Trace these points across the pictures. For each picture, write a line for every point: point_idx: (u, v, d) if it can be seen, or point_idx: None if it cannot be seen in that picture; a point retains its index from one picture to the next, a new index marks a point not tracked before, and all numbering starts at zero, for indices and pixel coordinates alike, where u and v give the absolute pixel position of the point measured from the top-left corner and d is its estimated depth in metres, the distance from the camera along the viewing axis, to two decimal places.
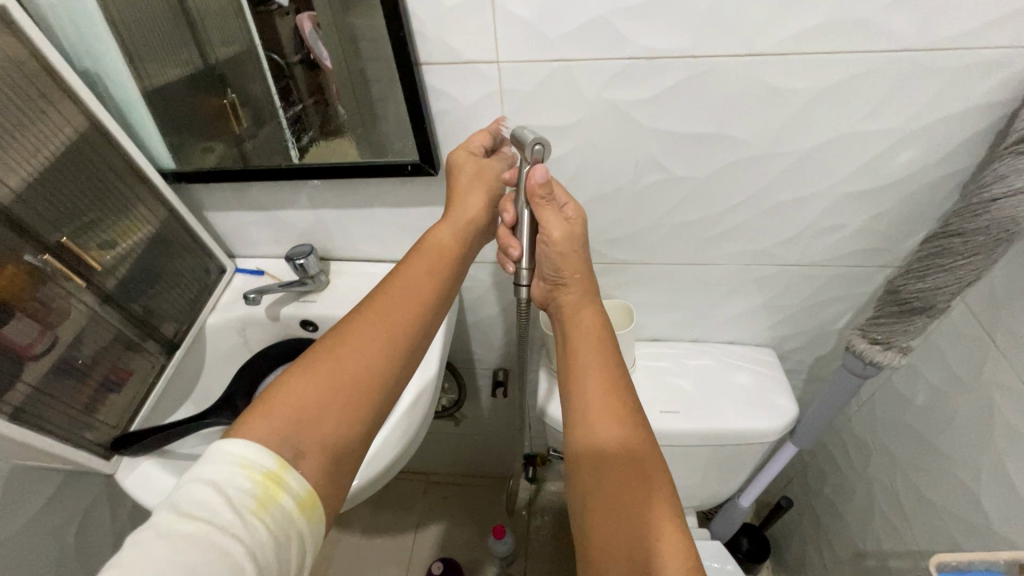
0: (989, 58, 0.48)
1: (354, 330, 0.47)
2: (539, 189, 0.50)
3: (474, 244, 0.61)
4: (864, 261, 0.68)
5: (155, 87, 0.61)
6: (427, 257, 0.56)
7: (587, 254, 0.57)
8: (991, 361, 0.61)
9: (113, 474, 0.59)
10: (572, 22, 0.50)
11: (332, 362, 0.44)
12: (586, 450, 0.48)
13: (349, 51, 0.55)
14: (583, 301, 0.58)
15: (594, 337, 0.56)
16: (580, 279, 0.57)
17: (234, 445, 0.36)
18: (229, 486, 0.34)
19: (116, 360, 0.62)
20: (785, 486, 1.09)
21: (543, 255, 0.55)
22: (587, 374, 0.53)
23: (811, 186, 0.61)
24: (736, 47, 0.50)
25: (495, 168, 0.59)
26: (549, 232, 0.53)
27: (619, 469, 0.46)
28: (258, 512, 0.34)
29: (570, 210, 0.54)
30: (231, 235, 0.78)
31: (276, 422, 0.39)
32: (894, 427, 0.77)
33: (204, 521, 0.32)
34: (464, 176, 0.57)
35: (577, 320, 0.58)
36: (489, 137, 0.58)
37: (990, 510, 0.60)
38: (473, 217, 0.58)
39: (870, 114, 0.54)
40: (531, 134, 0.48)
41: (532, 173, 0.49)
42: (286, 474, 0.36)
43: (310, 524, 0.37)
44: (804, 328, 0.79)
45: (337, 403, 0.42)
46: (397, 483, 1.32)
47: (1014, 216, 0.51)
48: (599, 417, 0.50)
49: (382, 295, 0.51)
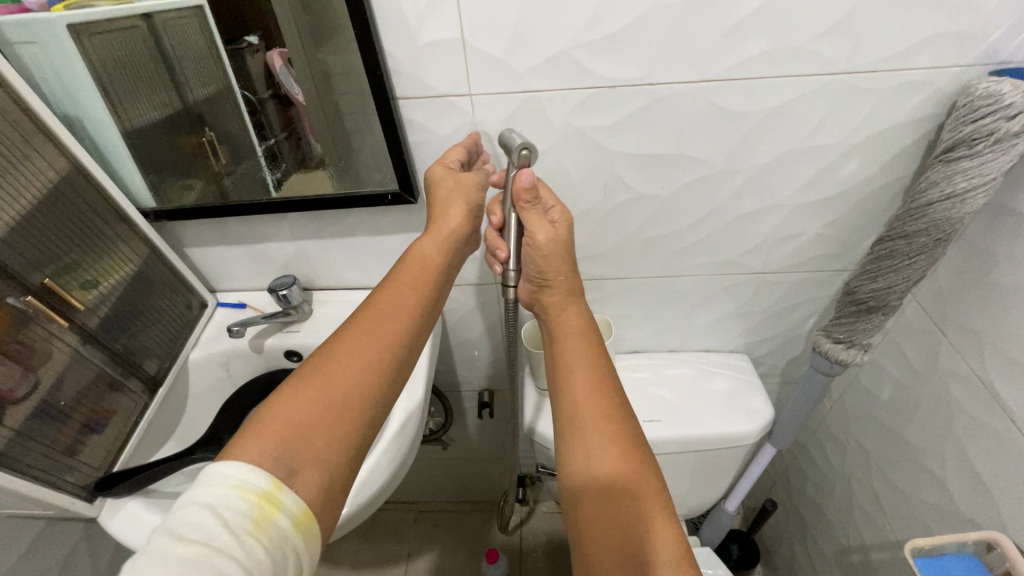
0: (912, 79, 0.54)
1: (341, 347, 0.48)
2: (524, 193, 0.52)
3: (457, 253, 0.61)
4: (823, 266, 0.73)
5: (133, 128, 0.62)
6: (410, 270, 0.56)
7: (570, 255, 0.58)
8: (945, 352, 0.66)
9: (97, 517, 0.58)
10: (539, 56, 0.54)
11: (322, 378, 0.45)
12: (581, 467, 0.49)
13: (324, 89, 0.57)
14: (568, 301, 0.60)
15: (580, 343, 0.57)
16: (564, 281, 0.58)
17: (228, 467, 0.37)
18: (224, 508, 0.35)
19: (98, 400, 0.62)
20: (769, 490, 1.12)
21: (527, 258, 0.57)
22: (578, 389, 0.54)
23: (768, 199, 0.65)
24: (690, 75, 0.55)
25: (472, 180, 0.58)
26: (534, 235, 0.54)
27: (615, 484, 0.47)
28: (254, 532, 0.35)
29: (555, 214, 0.56)
30: (212, 270, 0.78)
31: (268, 441, 0.40)
32: (865, 422, 0.81)
33: (201, 544, 0.33)
34: (443, 190, 0.57)
35: (562, 321, 0.60)
36: (463, 152, 0.59)
37: (957, 494, 0.63)
38: (453, 229, 0.59)
39: (814, 131, 0.59)
40: (519, 139, 0.50)
41: (518, 176, 0.51)
42: (281, 493, 0.37)
43: (305, 541, 0.38)
44: (773, 332, 0.83)
45: (328, 420, 0.43)
46: (386, 514, 1.30)
47: (948, 218, 0.56)
48: (592, 431, 0.50)
49: (368, 310, 0.52)
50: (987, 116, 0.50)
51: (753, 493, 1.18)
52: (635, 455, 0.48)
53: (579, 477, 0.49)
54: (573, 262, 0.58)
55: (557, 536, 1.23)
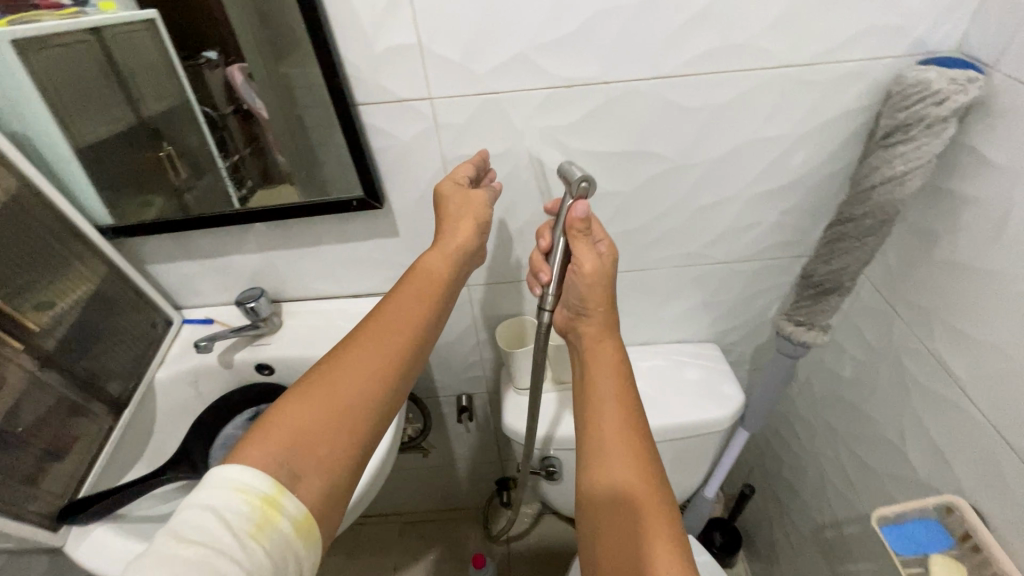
0: (850, 71, 0.57)
1: (346, 356, 0.49)
2: (578, 223, 0.53)
3: (464, 270, 0.61)
4: (782, 253, 0.76)
5: (87, 144, 0.60)
6: (419, 283, 0.56)
7: (612, 289, 0.58)
8: (897, 329, 0.69)
9: (62, 547, 0.56)
10: (496, 58, 0.55)
11: (325, 387, 0.45)
12: (603, 486, 0.50)
13: (285, 100, 0.58)
14: (603, 335, 0.59)
15: (611, 367, 0.58)
16: (602, 314, 0.58)
17: (231, 470, 0.38)
18: (227, 510, 0.36)
19: (60, 425, 0.60)
20: (746, 476, 1.15)
21: (570, 285, 0.57)
22: (605, 410, 0.54)
23: (726, 190, 0.68)
24: (643, 73, 0.57)
25: (481, 197, 0.59)
26: (581, 263, 0.54)
27: (629, 502, 0.48)
28: (255, 534, 0.36)
29: (603, 247, 0.57)
30: (176, 286, 0.76)
31: (271, 449, 0.40)
32: (831, 402, 0.84)
33: (202, 544, 0.34)
34: (452, 206, 0.58)
35: (597, 352, 0.59)
36: (472, 169, 0.60)
37: (916, 462, 0.66)
38: (461, 244, 0.58)
39: (764, 123, 0.61)
40: (578, 172, 0.51)
41: (574, 207, 0.52)
42: (283, 497, 0.38)
43: (305, 547, 0.38)
44: (740, 320, 0.86)
45: (331, 428, 0.43)
46: (369, 528, 1.28)
47: (890, 201, 0.60)
48: (618, 453, 0.51)
49: (373, 321, 0.53)
50: (918, 103, 0.54)
51: (731, 480, 1.21)
52: (654, 486, 0.49)
53: (599, 492, 0.50)
54: (614, 296, 0.58)
55: (544, 537, 1.24)
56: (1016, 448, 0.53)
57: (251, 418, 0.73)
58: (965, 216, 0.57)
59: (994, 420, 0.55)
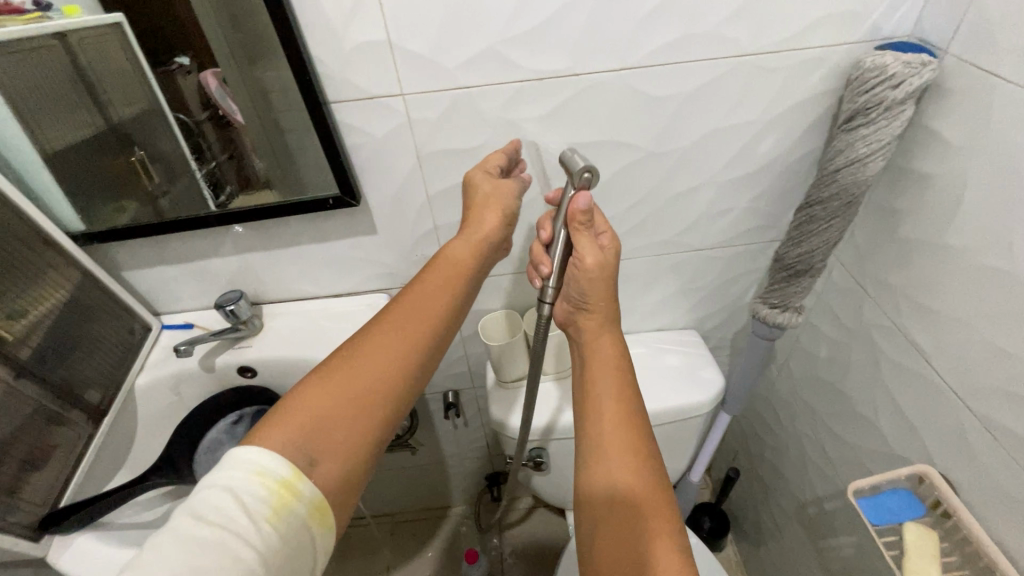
0: (810, 57, 0.59)
1: (368, 343, 0.49)
2: (580, 215, 0.51)
3: (489, 260, 0.61)
4: (755, 238, 0.78)
5: (55, 151, 0.60)
6: (441, 273, 0.57)
7: (614, 283, 0.56)
8: (867, 306, 0.71)
9: (43, 555, 0.56)
10: (465, 52, 0.56)
11: (346, 371, 0.46)
12: (602, 482, 0.48)
13: (259, 103, 0.58)
14: (602, 329, 0.57)
15: (611, 363, 0.56)
16: (604, 308, 0.56)
17: (251, 453, 0.38)
18: (245, 493, 0.36)
19: (38, 435, 0.60)
20: (732, 459, 1.17)
21: (571, 278, 0.54)
22: (603, 402, 0.53)
23: (697, 178, 0.69)
24: (611, 64, 0.58)
25: (509, 186, 0.61)
26: (583, 257, 0.52)
27: (629, 501, 0.46)
28: (272, 519, 0.36)
29: (605, 239, 0.54)
30: (153, 292, 0.76)
31: (291, 430, 0.40)
32: (809, 382, 0.86)
33: (219, 526, 0.34)
34: (479, 194, 0.60)
35: (595, 347, 0.57)
36: (503, 158, 0.61)
37: (889, 435, 0.69)
38: (486, 235, 0.59)
39: (731, 110, 0.63)
40: (581, 161, 0.49)
41: (575, 199, 0.50)
42: (299, 482, 0.38)
43: (319, 530, 0.39)
44: (718, 305, 0.88)
45: (351, 413, 0.44)
46: (361, 530, 1.28)
47: (854, 182, 0.62)
48: (618, 449, 0.49)
49: (397, 308, 0.53)
50: (875, 87, 0.56)
51: (717, 465, 1.23)
52: (656, 484, 0.47)
53: (598, 491, 0.48)
54: (615, 290, 0.56)
55: (536, 529, 1.25)
56: (980, 416, 0.55)
57: (235, 421, 0.74)
58: (925, 195, 0.59)
59: (959, 389, 0.57)
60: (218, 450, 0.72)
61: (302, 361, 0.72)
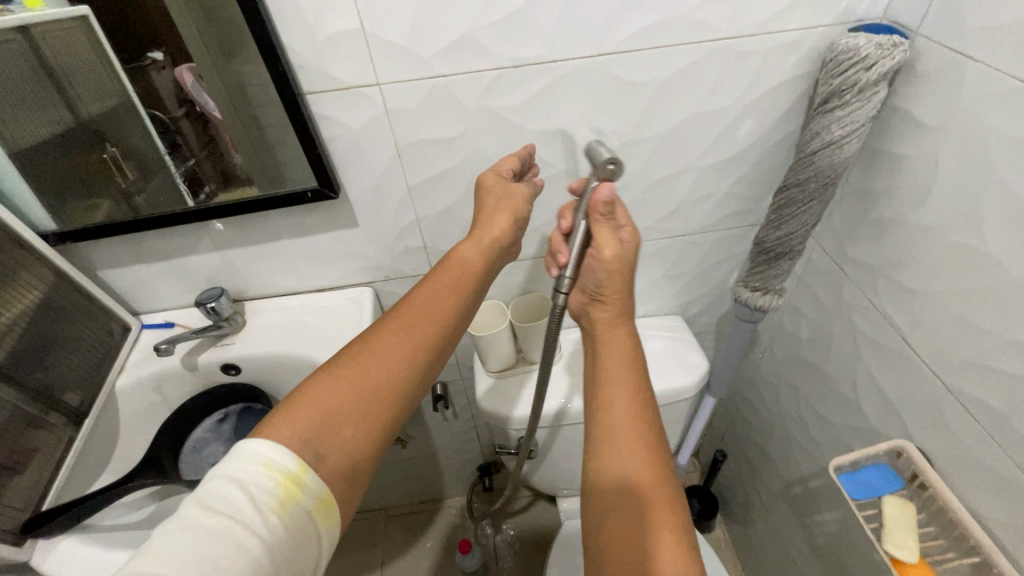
0: (785, 41, 0.59)
1: (377, 340, 0.49)
2: (602, 206, 0.51)
3: (496, 262, 0.60)
4: (736, 223, 0.78)
5: (23, 148, 0.58)
6: (451, 272, 0.56)
7: (632, 278, 0.56)
8: (846, 286, 0.72)
9: (28, 559, 0.56)
10: (440, 40, 0.55)
11: (356, 368, 0.46)
12: (612, 480, 0.47)
13: (236, 97, 0.57)
14: (617, 322, 0.56)
15: (624, 365, 0.54)
16: (619, 300, 0.56)
17: (260, 446, 0.38)
18: (252, 484, 0.36)
19: (17, 440, 0.59)
20: (719, 441, 1.19)
21: (587, 269, 0.55)
22: (616, 401, 0.51)
23: (677, 163, 0.69)
24: (588, 50, 0.58)
25: (521, 191, 0.60)
26: (601, 249, 0.52)
27: (636, 498, 0.46)
28: (278, 510, 0.36)
29: (626, 233, 0.54)
30: (131, 292, 0.74)
31: (298, 426, 0.40)
32: (791, 363, 0.87)
33: (226, 516, 0.34)
34: (492, 197, 0.59)
35: (608, 340, 0.56)
36: (517, 162, 0.61)
37: (870, 413, 0.70)
38: (497, 236, 0.58)
39: (709, 95, 0.63)
40: (606, 152, 0.48)
41: (599, 190, 0.50)
42: (306, 474, 0.38)
43: (325, 524, 0.38)
44: (701, 291, 0.89)
45: (358, 409, 0.44)
46: (353, 525, 1.28)
47: (831, 164, 0.63)
48: (626, 448, 0.48)
49: (409, 306, 0.53)
50: (850, 69, 0.56)
51: (705, 447, 1.25)
52: (662, 485, 0.47)
53: (604, 484, 0.48)
54: (633, 285, 0.56)
55: (528, 518, 1.26)
56: (955, 389, 0.57)
57: (221, 420, 0.76)
58: (899, 176, 0.60)
59: (934, 365, 0.59)
60: (206, 448, 0.73)
61: (286, 356, 0.72)
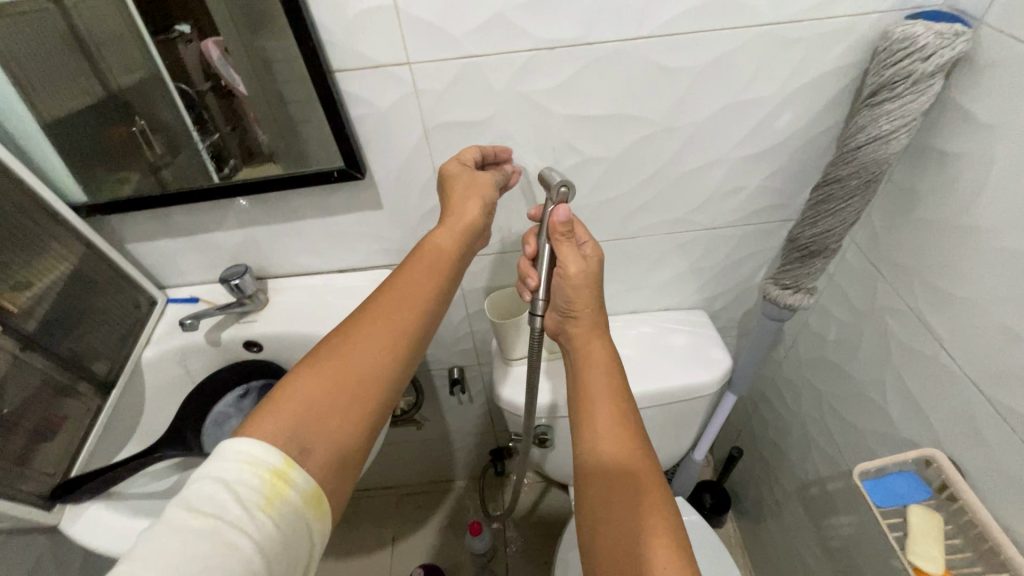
0: (834, 27, 0.56)
1: (358, 330, 0.49)
2: (560, 227, 0.54)
3: (470, 249, 0.61)
4: (767, 218, 0.76)
5: (54, 120, 0.58)
6: (425, 262, 0.56)
7: (600, 290, 0.57)
8: (881, 288, 0.70)
9: (57, 525, 0.57)
10: (473, 20, 0.54)
11: (336, 361, 0.46)
12: (599, 472, 0.48)
13: (263, 74, 0.56)
14: (594, 334, 0.57)
15: (603, 373, 0.54)
16: (591, 314, 0.57)
17: (241, 444, 0.37)
18: (237, 483, 0.36)
19: (47, 407, 0.61)
20: (735, 438, 1.17)
21: (557, 288, 0.56)
22: (595, 405, 0.52)
23: (711, 154, 0.67)
24: (624, 33, 0.55)
25: (487, 178, 0.60)
26: (566, 267, 0.54)
27: (621, 480, 0.47)
28: (265, 507, 0.35)
29: (587, 248, 0.56)
30: (158, 266, 0.75)
31: (281, 423, 0.40)
32: (816, 364, 0.85)
33: (213, 516, 0.33)
34: (459, 185, 0.59)
35: (587, 354, 0.56)
36: (477, 152, 0.62)
37: (897, 419, 0.68)
38: (470, 223, 0.58)
39: (749, 83, 0.60)
40: (558, 176, 0.53)
41: (556, 212, 0.53)
42: (292, 470, 0.37)
43: (315, 518, 0.38)
44: (727, 286, 0.86)
45: (343, 399, 0.44)
46: (366, 502, 1.31)
47: (875, 160, 0.60)
48: (607, 440, 0.49)
49: (386, 295, 0.52)
50: (903, 59, 0.53)
51: (720, 443, 1.24)
52: (645, 471, 0.47)
53: (593, 477, 0.48)
54: (601, 296, 0.57)
55: (538, 505, 1.27)
56: (994, 401, 0.54)
57: (242, 395, 0.74)
58: (948, 175, 0.57)
59: (972, 374, 0.56)
60: (227, 424, 0.71)
61: (306, 335, 0.72)
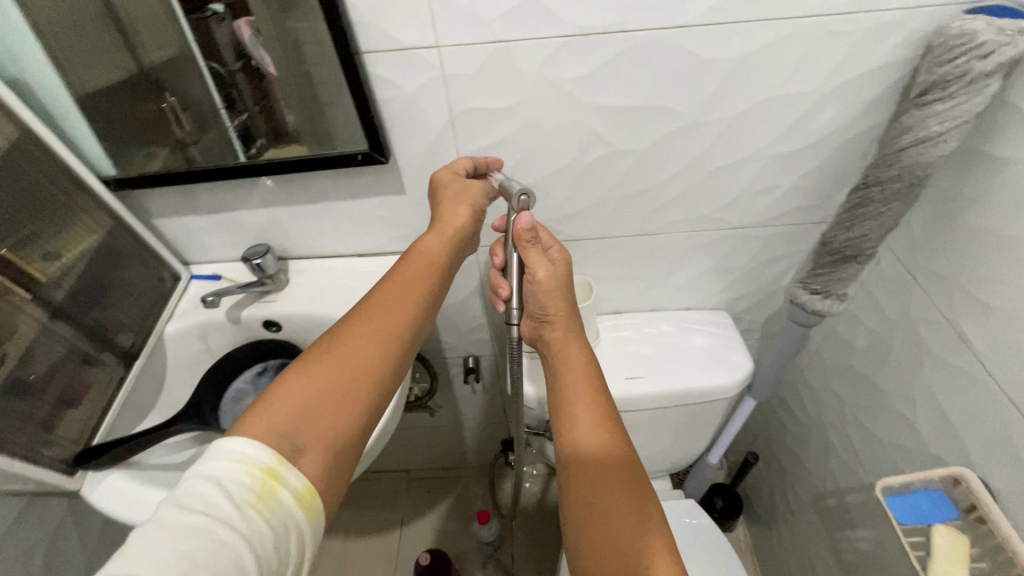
0: (885, 21, 0.53)
1: (350, 330, 0.48)
2: (525, 234, 0.52)
3: (461, 253, 0.61)
4: (799, 219, 0.73)
5: (87, 93, 0.59)
6: (415, 267, 0.56)
7: (571, 292, 0.57)
8: (916, 298, 0.67)
9: (78, 489, 0.59)
10: (506, 3, 0.52)
11: (328, 360, 0.45)
12: (581, 469, 0.47)
13: (294, 54, 0.56)
14: (569, 337, 0.56)
15: (581, 374, 0.54)
16: (564, 318, 0.56)
17: (233, 443, 0.38)
18: (228, 481, 0.36)
19: (72, 375, 0.62)
20: (751, 443, 1.15)
21: (528, 295, 0.56)
22: (576, 403, 0.52)
23: (743, 151, 0.65)
24: (661, 22, 0.53)
25: (479, 185, 0.61)
26: (535, 272, 0.53)
27: (604, 471, 0.47)
28: (256, 504, 0.35)
29: (555, 252, 0.55)
30: (182, 242, 0.76)
31: (273, 422, 0.40)
32: (841, 372, 0.82)
33: (204, 513, 0.34)
34: (448, 192, 0.60)
35: (564, 357, 0.56)
36: (468, 163, 0.62)
37: (926, 435, 0.65)
38: (459, 228, 0.59)
39: (789, 77, 0.58)
40: (517, 185, 0.51)
41: (519, 220, 0.52)
42: (284, 469, 0.38)
43: (307, 517, 0.38)
44: (752, 288, 0.84)
45: (335, 399, 0.43)
46: (376, 484, 1.32)
47: (921, 163, 0.57)
48: (586, 435, 0.49)
49: (377, 297, 0.52)
50: (960, 56, 0.50)
51: (735, 446, 1.22)
52: (625, 460, 0.47)
53: (577, 474, 0.47)
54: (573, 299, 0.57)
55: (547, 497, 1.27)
56: None
57: (260, 373, 0.75)
58: (998, 182, 0.54)
59: (1011, 393, 0.54)
60: (245, 401, 0.73)
61: (324, 317, 0.73)
